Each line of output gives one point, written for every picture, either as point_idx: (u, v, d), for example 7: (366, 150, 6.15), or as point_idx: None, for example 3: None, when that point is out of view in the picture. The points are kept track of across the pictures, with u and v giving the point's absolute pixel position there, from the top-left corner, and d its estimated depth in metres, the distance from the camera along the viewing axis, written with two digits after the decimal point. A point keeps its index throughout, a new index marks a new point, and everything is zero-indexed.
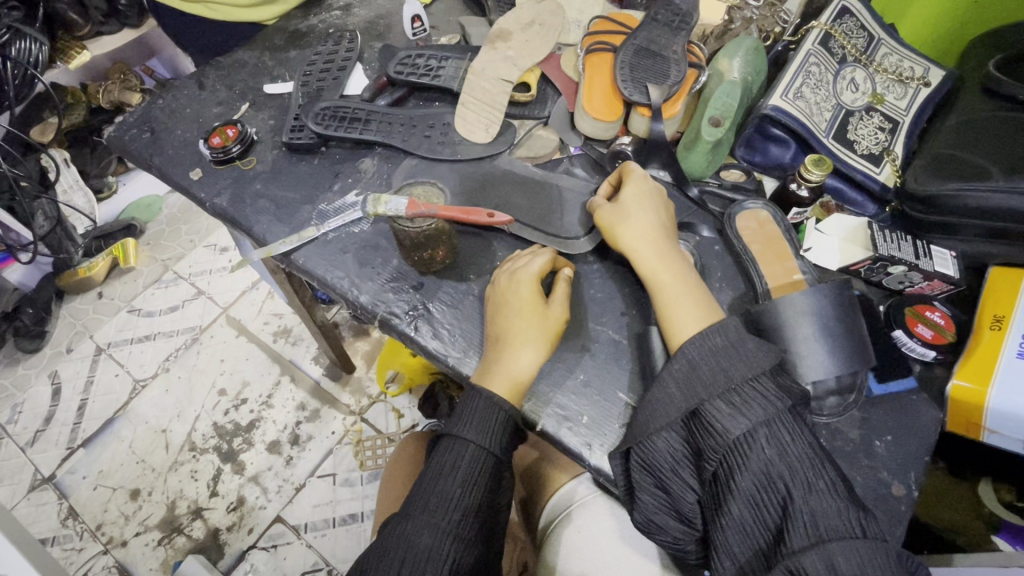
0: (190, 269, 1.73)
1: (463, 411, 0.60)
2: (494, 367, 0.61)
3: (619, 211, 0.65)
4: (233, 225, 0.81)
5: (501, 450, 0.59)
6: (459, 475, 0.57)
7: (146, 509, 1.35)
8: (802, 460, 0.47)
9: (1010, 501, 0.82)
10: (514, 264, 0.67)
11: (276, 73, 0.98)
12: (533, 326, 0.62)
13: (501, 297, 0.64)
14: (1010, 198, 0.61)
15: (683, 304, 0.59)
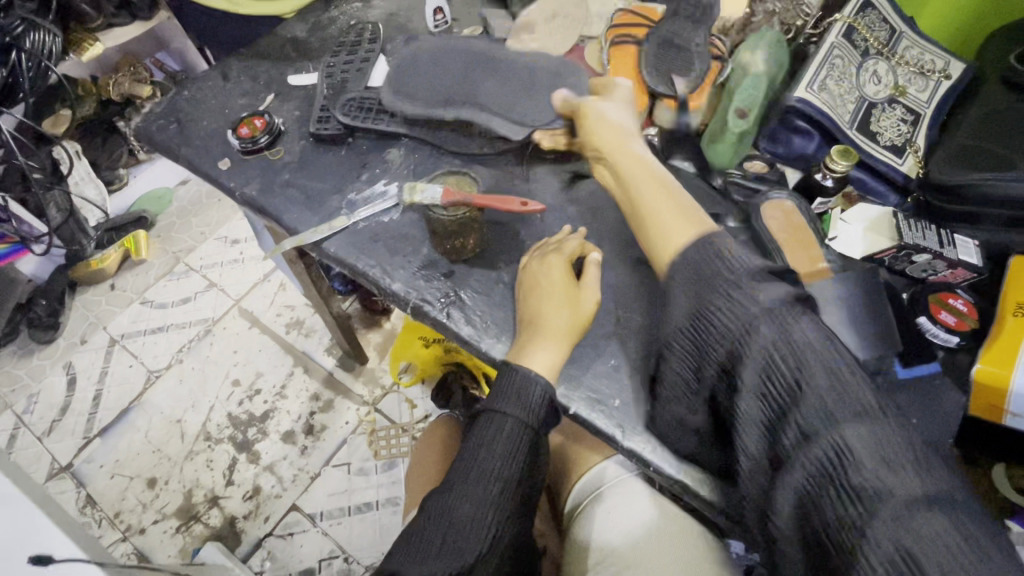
0: (202, 261, 1.74)
1: (501, 385, 0.61)
2: (525, 348, 0.62)
3: (606, 118, 0.68)
4: (262, 214, 0.82)
5: (538, 423, 0.61)
6: (498, 448, 0.59)
7: (163, 497, 1.37)
8: (807, 344, 0.47)
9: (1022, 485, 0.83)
10: (544, 249, 0.69)
11: (299, 64, 0.99)
12: (567, 308, 0.64)
13: (533, 284, 0.66)
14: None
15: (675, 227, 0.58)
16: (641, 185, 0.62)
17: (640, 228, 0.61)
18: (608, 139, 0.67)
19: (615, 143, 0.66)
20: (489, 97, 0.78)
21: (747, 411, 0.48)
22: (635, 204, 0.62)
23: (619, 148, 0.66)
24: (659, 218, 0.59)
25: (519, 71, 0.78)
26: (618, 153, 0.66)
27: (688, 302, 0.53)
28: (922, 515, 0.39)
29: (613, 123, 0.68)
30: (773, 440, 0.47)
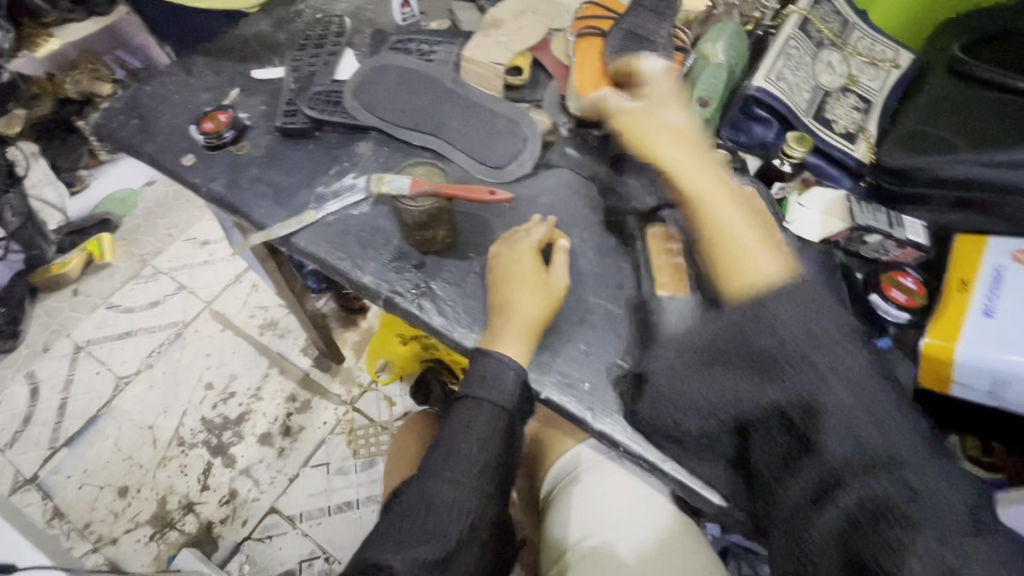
0: (171, 264, 1.70)
1: (475, 373, 0.62)
2: (501, 331, 0.63)
3: (668, 135, 0.63)
4: (229, 210, 0.81)
5: (514, 407, 0.63)
6: (476, 434, 0.61)
7: (136, 505, 1.34)
8: (866, 386, 0.48)
9: (977, 456, 0.83)
10: (513, 237, 0.70)
11: (265, 58, 0.97)
12: (537, 292, 0.65)
13: (503, 272, 0.67)
14: (973, 168, 0.65)
15: (756, 247, 0.56)
16: (720, 208, 0.58)
17: (716, 253, 0.57)
18: (675, 156, 0.62)
19: (682, 161, 0.61)
20: (451, 132, 0.81)
21: (826, 457, 0.46)
22: (713, 226, 0.58)
23: (686, 165, 0.61)
24: (745, 247, 0.56)
25: (484, 115, 0.82)
26: (683, 170, 0.61)
27: (760, 334, 0.50)
28: (971, 541, 0.43)
29: (676, 139, 0.63)
30: (830, 472, 0.46)
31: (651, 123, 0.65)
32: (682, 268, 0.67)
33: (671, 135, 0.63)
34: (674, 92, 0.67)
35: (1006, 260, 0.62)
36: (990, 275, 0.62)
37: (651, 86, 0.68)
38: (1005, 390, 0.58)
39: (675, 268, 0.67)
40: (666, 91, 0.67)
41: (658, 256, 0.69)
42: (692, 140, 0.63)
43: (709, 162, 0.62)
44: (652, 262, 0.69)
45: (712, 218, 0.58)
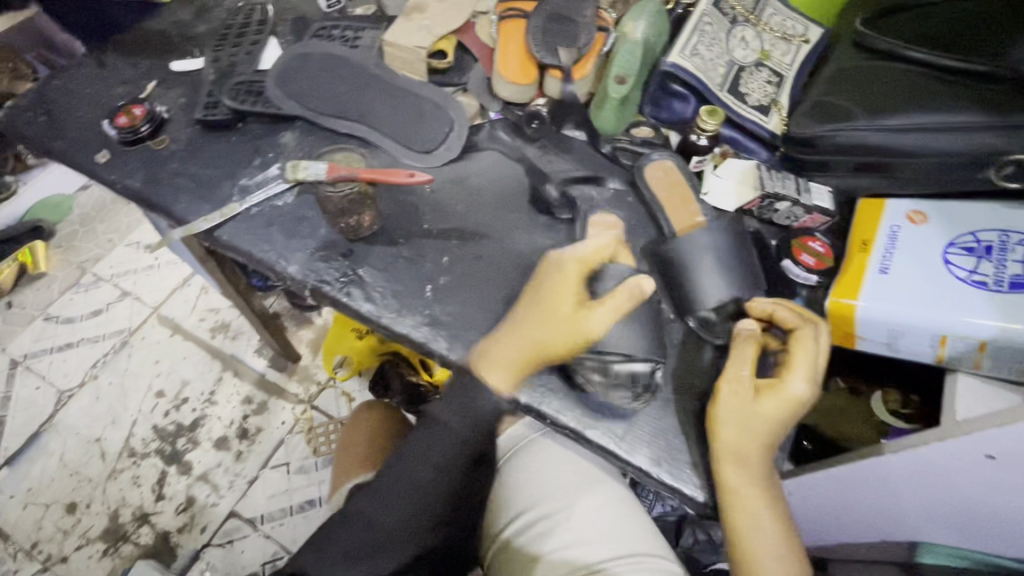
0: (112, 270, 1.61)
1: (449, 399, 0.63)
2: (495, 349, 0.61)
3: (767, 404, 0.57)
4: (149, 207, 0.78)
5: (477, 445, 0.62)
6: (431, 460, 0.61)
7: (86, 521, 1.29)
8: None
9: (895, 409, 0.81)
10: (554, 265, 0.62)
11: (183, 49, 0.94)
12: (557, 328, 0.58)
13: (540, 288, 0.62)
14: (867, 133, 0.69)
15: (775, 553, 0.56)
16: (757, 522, 0.56)
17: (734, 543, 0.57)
18: (740, 426, 0.57)
19: (750, 450, 0.56)
20: (376, 118, 0.80)
21: None
22: (736, 536, 0.57)
23: (753, 465, 0.57)
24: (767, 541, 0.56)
25: (409, 100, 0.81)
26: (743, 453, 0.56)
27: None
28: None
29: (772, 411, 0.56)
30: None
31: (792, 403, 0.57)
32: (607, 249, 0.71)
33: (778, 385, 0.57)
34: (824, 350, 0.60)
35: (900, 220, 0.67)
36: (886, 235, 0.67)
37: (801, 362, 0.58)
38: (899, 340, 0.63)
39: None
40: (802, 369, 0.57)
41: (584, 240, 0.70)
42: (792, 417, 0.57)
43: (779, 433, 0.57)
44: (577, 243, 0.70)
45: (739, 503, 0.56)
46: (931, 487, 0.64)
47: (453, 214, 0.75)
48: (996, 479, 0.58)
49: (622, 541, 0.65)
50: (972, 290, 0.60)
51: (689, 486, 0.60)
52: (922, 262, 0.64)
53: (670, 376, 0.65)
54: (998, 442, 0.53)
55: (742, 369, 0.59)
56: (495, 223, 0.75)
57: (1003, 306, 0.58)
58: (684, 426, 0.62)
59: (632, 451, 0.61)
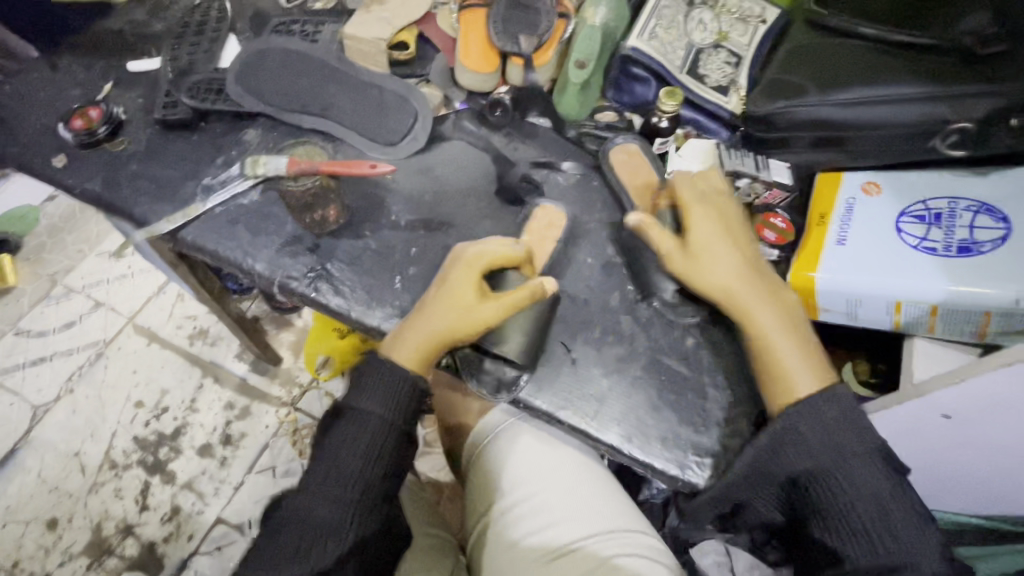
0: (83, 280, 1.57)
1: (367, 382, 0.61)
2: (398, 340, 0.62)
3: (693, 228, 0.62)
4: (111, 211, 0.77)
5: (405, 422, 0.60)
6: (359, 447, 0.59)
7: (68, 536, 1.27)
8: (840, 432, 0.55)
9: (865, 378, 0.81)
10: (458, 254, 0.62)
11: (140, 49, 0.92)
12: (450, 323, 0.60)
13: (444, 282, 0.62)
14: (821, 108, 0.71)
15: (795, 351, 0.58)
16: (771, 332, 0.59)
17: (764, 367, 0.59)
18: (706, 260, 0.61)
19: (727, 273, 0.60)
20: (340, 112, 0.79)
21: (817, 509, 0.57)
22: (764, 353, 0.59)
23: (737, 286, 0.60)
24: (787, 345, 0.58)
25: (372, 92, 0.81)
26: (717, 276, 0.60)
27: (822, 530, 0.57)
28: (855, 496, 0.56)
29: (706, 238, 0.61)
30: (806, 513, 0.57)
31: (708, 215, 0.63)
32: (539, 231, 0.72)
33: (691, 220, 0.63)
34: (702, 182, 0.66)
35: (855, 193, 0.69)
36: (843, 208, 0.69)
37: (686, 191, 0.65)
38: (859, 309, 0.65)
39: (540, 248, 0.71)
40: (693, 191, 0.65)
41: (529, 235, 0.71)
42: (721, 230, 0.63)
43: (730, 247, 0.62)
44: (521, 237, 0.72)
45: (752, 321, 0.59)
46: (894, 450, 0.67)
47: (420, 205, 0.75)
48: (951, 437, 0.61)
49: (593, 519, 0.66)
50: (924, 257, 0.63)
51: (659, 461, 0.61)
52: (876, 233, 0.66)
53: (640, 354, 0.66)
54: (951, 401, 0.56)
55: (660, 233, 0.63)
56: (461, 213, 0.75)
57: (952, 271, 0.61)
58: (654, 403, 0.63)
59: (604, 429, 0.62)
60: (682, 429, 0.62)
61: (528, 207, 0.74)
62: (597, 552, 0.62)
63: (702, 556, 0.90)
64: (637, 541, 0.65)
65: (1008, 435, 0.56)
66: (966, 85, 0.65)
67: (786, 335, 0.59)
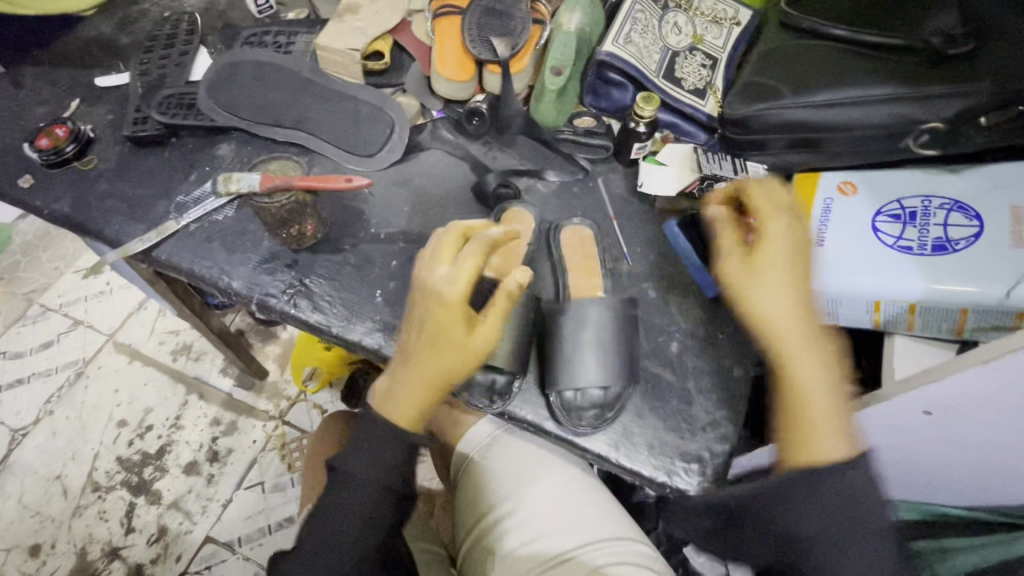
0: (60, 299, 1.53)
1: (357, 446, 0.60)
2: (391, 388, 0.59)
3: (768, 254, 0.55)
4: (81, 231, 0.75)
5: (399, 487, 0.60)
6: (353, 513, 0.59)
7: (52, 562, 1.24)
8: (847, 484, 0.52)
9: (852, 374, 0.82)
10: (428, 278, 0.56)
11: (108, 64, 0.90)
12: (444, 359, 0.56)
13: (428, 324, 0.56)
14: (796, 111, 0.71)
15: (828, 403, 0.53)
16: (806, 379, 0.54)
17: (793, 423, 0.54)
18: (773, 294, 0.54)
19: (785, 309, 0.54)
20: (316, 124, 0.78)
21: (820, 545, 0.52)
22: (797, 409, 0.54)
23: (789, 325, 0.54)
24: (820, 397, 0.53)
25: (347, 103, 0.80)
26: (780, 319, 0.54)
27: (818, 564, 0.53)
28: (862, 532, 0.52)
29: (771, 264, 0.55)
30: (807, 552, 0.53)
31: (787, 241, 0.55)
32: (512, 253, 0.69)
33: (765, 247, 0.55)
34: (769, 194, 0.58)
35: (833, 193, 0.70)
36: (821, 208, 0.69)
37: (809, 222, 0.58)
38: (840, 308, 0.65)
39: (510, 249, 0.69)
40: (770, 213, 0.57)
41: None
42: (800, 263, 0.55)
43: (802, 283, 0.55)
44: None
45: (793, 365, 0.54)
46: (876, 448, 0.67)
47: (399, 217, 0.75)
48: (929, 433, 0.62)
49: (585, 528, 0.66)
50: (900, 256, 0.63)
51: (647, 468, 0.61)
52: (853, 233, 0.67)
53: None
54: (933, 399, 0.56)
55: (771, 243, 0.55)
56: (441, 223, 0.75)
57: (928, 270, 0.61)
58: (640, 409, 0.64)
59: (590, 438, 0.62)
60: (670, 435, 0.63)
61: (500, 208, 0.73)
62: (590, 560, 0.63)
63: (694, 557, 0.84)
64: (628, 548, 0.65)
65: (983, 430, 0.57)
66: (939, 85, 0.65)
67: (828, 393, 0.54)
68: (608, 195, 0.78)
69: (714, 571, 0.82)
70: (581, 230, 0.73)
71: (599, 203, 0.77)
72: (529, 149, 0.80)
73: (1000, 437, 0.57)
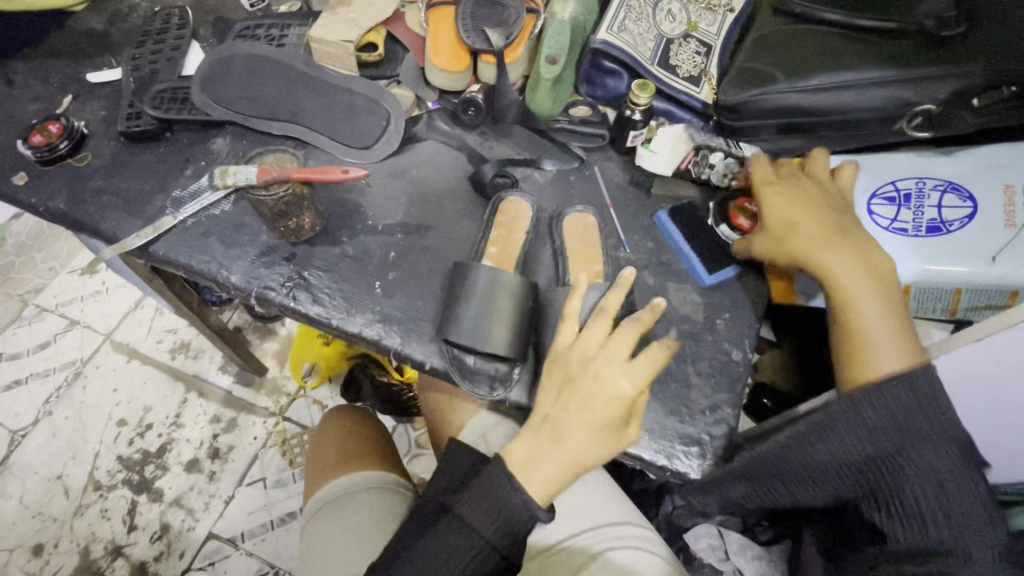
0: (56, 299, 1.52)
1: (478, 495, 0.56)
2: (534, 464, 0.57)
3: (766, 208, 0.65)
4: (77, 228, 0.75)
5: (515, 556, 0.56)
6: (461, 565, 0.55)
7: (55, 561, 1.24)
8: (907, 411, 0.54)
9: None
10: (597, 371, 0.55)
11: (99, 60, 0.89)
12: (596, 452, 0.56)
13: (569, 382, 0.57)
14: (791, 97, 0.71)
15: (875, 314, 0.58)
16: (851, 293, 0.59)
17: (844, 341, 0.59)
18: (785, 240, 0.63)
19: (808, 231, 0.61)
20: (310, 118, 0.78)
21: (883, 471, 0.55)
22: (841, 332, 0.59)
23: (816, 245, 0.61)
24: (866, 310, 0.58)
25: (341, 96, 0.79)
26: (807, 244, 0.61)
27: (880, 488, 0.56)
28: (926, 457, 0.54)
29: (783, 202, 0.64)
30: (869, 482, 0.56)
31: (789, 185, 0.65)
32: (512, 236, 0.71)
33: (764, 207, 0.65)
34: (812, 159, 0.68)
35: None
36: None
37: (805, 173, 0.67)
38: None
39: (509, 240, 0.70)
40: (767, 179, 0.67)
41: (497, 229, 0.71)
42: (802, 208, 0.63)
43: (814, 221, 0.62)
44: (489, 232, 0.71)
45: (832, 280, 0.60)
46: None
47: (396, 208, 0.75)
48: None
49: (589, 514, 0.68)
50: (896, 238, 0.64)
51: (648, 453, 0.62)
52: None
53: None
54: None
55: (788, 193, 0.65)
56: (439, 214, 0.75)
57: (923, 250, 0.62)
58: None
59: None
60: (669, 420, 0.63)
61: (496, 199, 0.73)
62: (590, 546, 0.65)
63: (694, 542, 0.81)
64: (638, 534, 0.67)
65: (978, 406, 0.59)
66: (933, 67, 0.66)
67: (877, 307, 0.58)
68: (605, 183, 0.78)
69: (714, 556, 0.79)
70: (584, 218, 0.74)
71: (596, 191, 0.77)
72: (525, 138, 0.80)
73: (987, 412, 0.59)
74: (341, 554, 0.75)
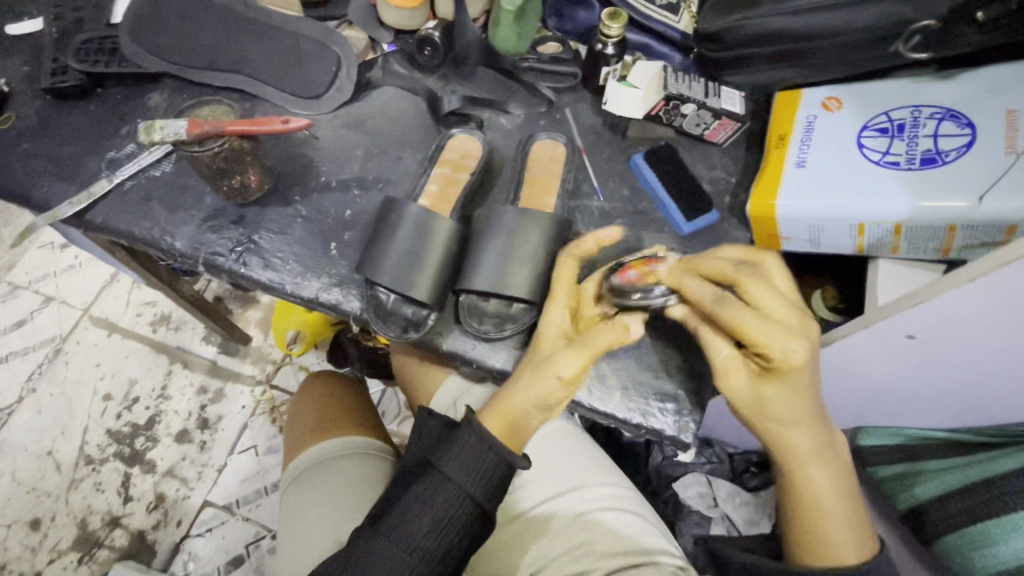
0: (26, 275, 1.46)
1: (453, 439, 0.55)
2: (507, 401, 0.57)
3: (770, 383, 0.50)
4: (10, 197, 0.69)
5: (485, 499, 0.53)
6: (431, 512, 0.52)
7: (53, 534, 1.25)
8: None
9: (835, 305, 0.77)
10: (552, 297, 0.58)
11: (20, 8, 0.80)
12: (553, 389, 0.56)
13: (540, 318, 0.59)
14: (778, 19, 0.64)
15: (838, 509, 0.54)
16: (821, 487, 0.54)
17: (797, 521, 0.55)
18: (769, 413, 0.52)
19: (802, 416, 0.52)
20: (255, 67, 0.71)
21: None
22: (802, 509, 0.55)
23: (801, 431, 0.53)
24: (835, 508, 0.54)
25: (287, 41, 0.72)
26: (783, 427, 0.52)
27: None
28: None
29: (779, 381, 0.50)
30: None
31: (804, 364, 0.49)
32: (456, 181, 0.65)
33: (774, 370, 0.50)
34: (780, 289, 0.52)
35: (816, 110, 0.66)
36: (803, 126, 0.65)
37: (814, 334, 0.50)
38: (821, 234, 0.63)
39: (453, 179, 0.66)
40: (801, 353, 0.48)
41: (441, 166, 0.66)
42: (808, 398, 0.51)
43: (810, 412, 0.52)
44: (432, 168, 0.66)
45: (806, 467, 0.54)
46: (853, 375, 0.67)
47: (353, 162, 0.69)
48: (906, 355, 0.60)
49: (560, 478, 0.66)
50: (886, 172, 0.60)
51: (621, 410, 0.60)
52: (836, 151, 0.63)
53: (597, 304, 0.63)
54: (914, 321, 0.54)
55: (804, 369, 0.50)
56: (399, 167, 0.70)
57: (915, 185, 0.58)
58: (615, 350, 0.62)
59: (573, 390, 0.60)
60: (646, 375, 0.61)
61: (443, 136, 0.68)
62: (569, 509, 0.64)
63: (684, 491, 0.88)
64: (612, 495, 0.65)
65: (967, 349, 0.56)
66: None
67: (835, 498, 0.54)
68: (577, 126, 0.72)
69: (703, 503, 0.87)
70: (555, 146, 0.69)
71: (568, 135, 0.72)
72: (490, 81, 0.74)
73: (976, 356, 0.57)
74: (323, 524, 0.73)
